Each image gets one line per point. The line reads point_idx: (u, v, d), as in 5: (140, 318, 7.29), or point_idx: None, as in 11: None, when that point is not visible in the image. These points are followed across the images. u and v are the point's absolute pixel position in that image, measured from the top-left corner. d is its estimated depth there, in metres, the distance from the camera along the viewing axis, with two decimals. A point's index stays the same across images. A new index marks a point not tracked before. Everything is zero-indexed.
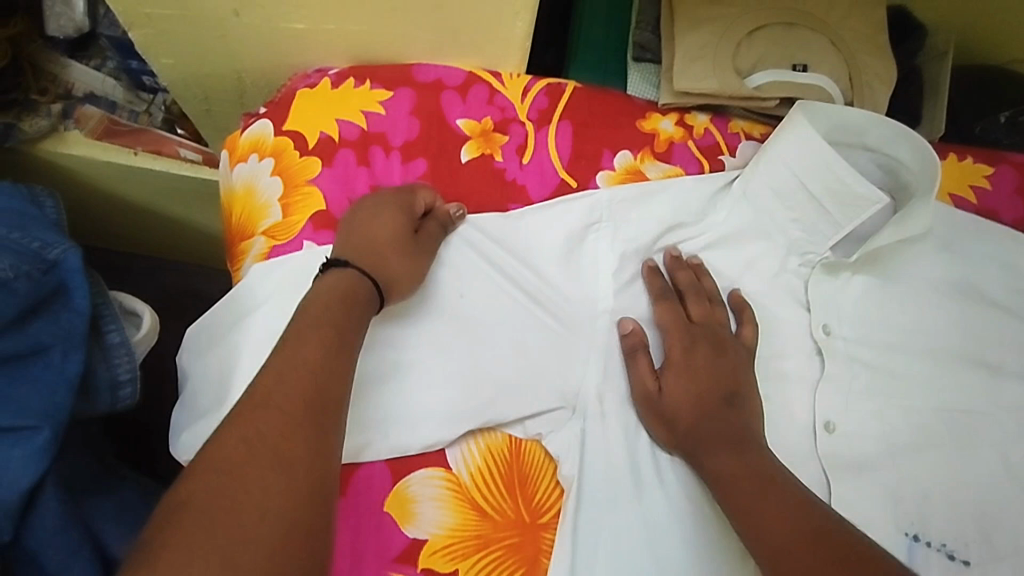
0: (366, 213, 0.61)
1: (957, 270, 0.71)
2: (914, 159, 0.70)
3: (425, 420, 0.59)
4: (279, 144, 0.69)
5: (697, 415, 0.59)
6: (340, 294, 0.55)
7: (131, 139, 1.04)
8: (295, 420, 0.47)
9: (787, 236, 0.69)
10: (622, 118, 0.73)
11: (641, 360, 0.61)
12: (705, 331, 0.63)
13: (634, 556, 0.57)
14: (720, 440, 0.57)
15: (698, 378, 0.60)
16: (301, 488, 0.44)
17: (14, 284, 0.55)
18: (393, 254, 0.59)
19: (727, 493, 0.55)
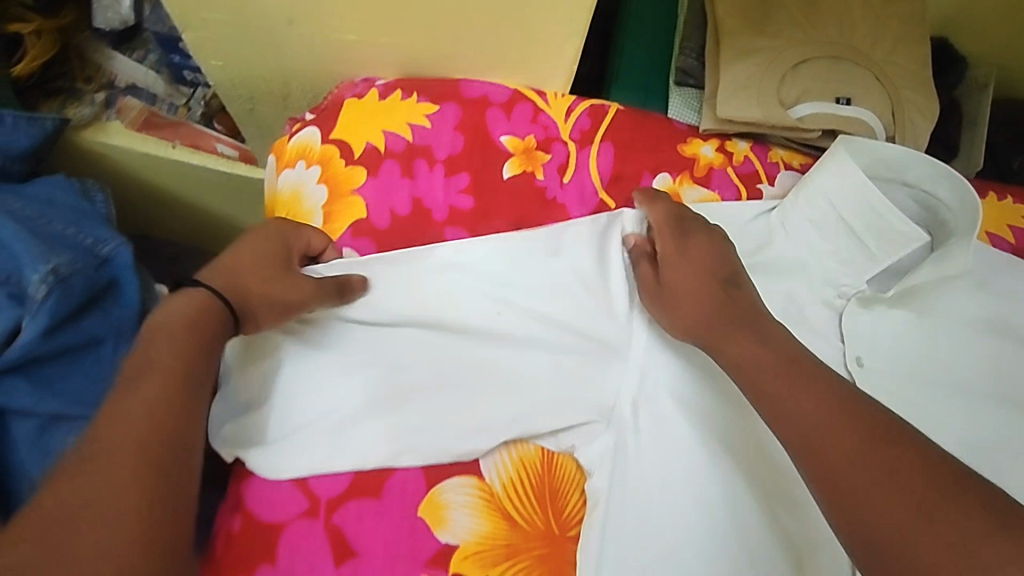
0: (240, 246, 0.62)
1: (990, 309, 0.72)
2: (958, 203, 0.70)
3: (453, 429, 0.61)
4: (326, 152, 0.71)
5: (708, 313, 0.60)
6: (200, 312, 0.56)
7: (169, 132, 1.07)
8: (160, 423, 0.50)
9: (823, 266, 0.70)
10: (663, 142, 0.74)
11: (642, 264, 0.65)
12: (697, 225, 0.66)
13: (660, 528, 0.60)
14: (735, 327, 0.58)
15: (701, 283, 0.62)
16: (130, 493, 0.46)
17: (72, 279, 0.58)
18: (263, 281, 0.60)
19: (757, 381, 0.55)
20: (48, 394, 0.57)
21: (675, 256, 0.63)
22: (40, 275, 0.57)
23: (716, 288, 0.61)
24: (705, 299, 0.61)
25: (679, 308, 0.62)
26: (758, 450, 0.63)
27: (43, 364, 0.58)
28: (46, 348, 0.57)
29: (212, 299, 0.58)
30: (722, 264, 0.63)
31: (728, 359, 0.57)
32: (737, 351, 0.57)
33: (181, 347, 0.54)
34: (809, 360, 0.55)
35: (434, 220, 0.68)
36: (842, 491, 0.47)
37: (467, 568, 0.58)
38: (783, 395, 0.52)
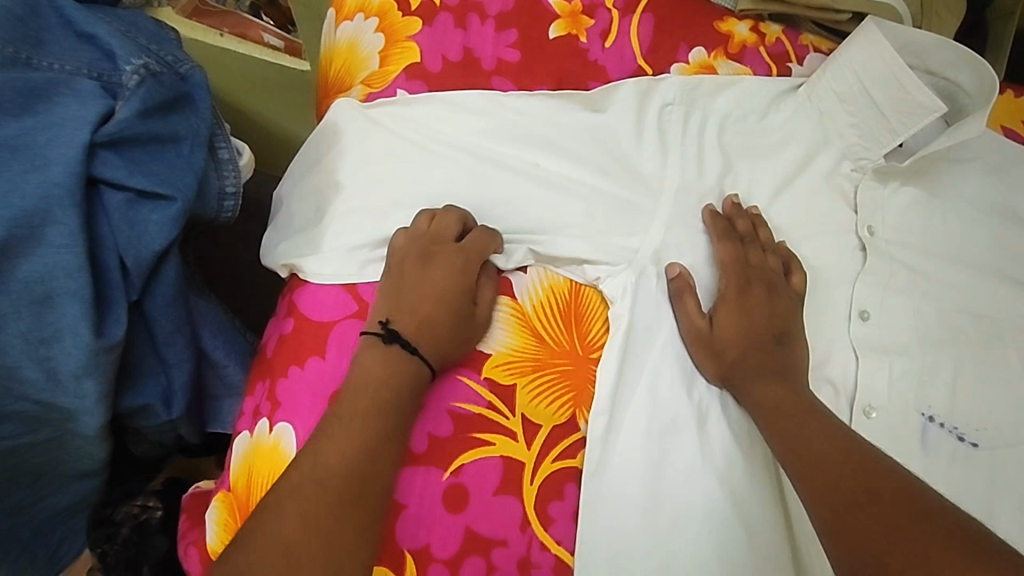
0: (423, 287, 0.61)
1: (997, 195, 0.76)
2: (976, 87, 0.74)
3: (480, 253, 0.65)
4: (384, 5, 0.75)
5: (743, 347, 0.63)
6: (393, 357, 0.58)
7: (219, 21, 1.04)
8: (384, 406, 0.56)
9: (844, 140, 0.74)
10: (700, 17, 0.78)
11: (688, 300, 0.65)
12: (760, 273, 0.67)
13: (672, 382, 0.63)
14: (764, 371, 0.62)
15: (752, 313, 0.65)
16: (351, 489, 0.51)
17: (161, 78, 0.62)
18: (440, 326, 0.60)
19: (771, 419, 0.60)
20: (138, 171, 0.59)
21: (736, 307, 0.65)
22: (133, 66, 0.60)
23: (766, 341, 0.64)
24: (752, 347, 0.63)
25: (725, 354, 0.63)
26: (782, 317, 0.65)
27: (131, 147, 0.59)
28: (139, 128, 0.59)
29: (397, 348, 0.58)
30: (777, 319, 0.65)
31: (750, 400, 0.61)
32: (759, 394, 0.61)
33: (386, 405, 0.56)
34: (827, 416, 0.60)
35: (483, 70, 0.72)
36: (819, 476, 0.55)
37: (497, 373, 0.63)
38: (800, 435, 0.58)
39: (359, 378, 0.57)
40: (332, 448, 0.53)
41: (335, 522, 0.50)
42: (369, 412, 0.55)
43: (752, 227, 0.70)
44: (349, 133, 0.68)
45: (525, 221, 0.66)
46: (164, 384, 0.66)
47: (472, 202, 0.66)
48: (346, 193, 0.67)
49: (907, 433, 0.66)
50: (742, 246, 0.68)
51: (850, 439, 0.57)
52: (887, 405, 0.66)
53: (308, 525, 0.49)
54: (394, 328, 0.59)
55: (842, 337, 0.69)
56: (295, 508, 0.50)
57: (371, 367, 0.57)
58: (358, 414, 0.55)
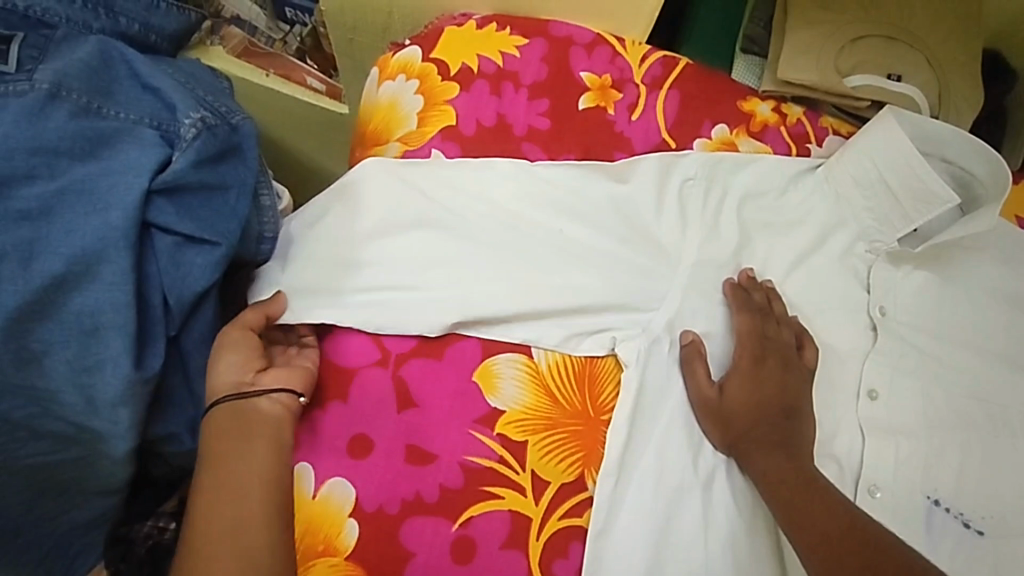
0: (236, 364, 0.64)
1: (1011, 282, 0.77)
2: (990, 178, 0.76)
3: (482, 308, 0.67)
4: (425, 69, 0.80)
5: (753, 417, 0.65)
6: (225, 432, 0.61)
7: (265, 62, 1.11)
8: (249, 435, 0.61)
9: (859, 222, 0.77)
10: (725, 96, 0.82)
11: (697, 366, 0.67)
12: (775, 349, 0.69)
13: (678, 448, 0.65)
14: (770, 446, 0.63)
15: (761, 387, 0.66)
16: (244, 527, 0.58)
17: (216, 130, 0.66)
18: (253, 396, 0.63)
19: (774, 493, 0.61)
20: (189, 218, 0.63)
21: (747, 376, 0.67)
22: (191, 120, 0.65)
23: (774, 414, 0.65)
24: (760, 419, 0.64)
25: (733, 422, 0.65)
26: (792, 394, 0.66)
27: (184, 195, 0.63)
28: (192, 178, 0.63)
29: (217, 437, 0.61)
30: (787, 395, 0.66)
31: (755, 470, 0.63)
32: (764, 467, 0.62)
33: (237, 462, 0.60)
34: (831, 489, 0.60)
35: (514, 135, 0.76)
36: (820, 546, 0.57)
37: (509, 430, 0.64)
38: (803, 507, 0.59)
39: (203, 449, 0.61)
40: (210, 498, 0.58)
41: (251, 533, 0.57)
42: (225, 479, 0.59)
43: (766, 300, 0.72)
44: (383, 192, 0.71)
45: (546, 286, 0.69)
46: (191, 414, 0.68)
47: (491, 260, 0.69)
48: (367, 249, 0.69)
49: (911, 516, 0.66)
50: (759, 318, 0.70)
51: (853, 518, 0.58)
52: (892, 486, 0.67)
53: (229, 544, 0.57)
54: (239, 391, 0.63)
55: (851, 413, 0.70)
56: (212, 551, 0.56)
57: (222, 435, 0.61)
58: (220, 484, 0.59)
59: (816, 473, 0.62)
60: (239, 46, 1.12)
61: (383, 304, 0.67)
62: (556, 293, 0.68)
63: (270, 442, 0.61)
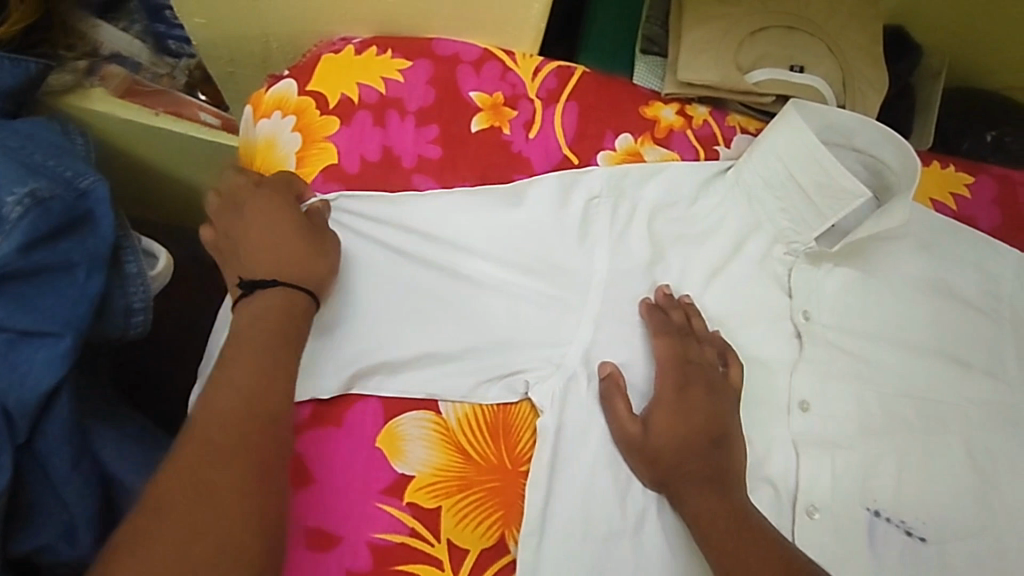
0: (274, 231, 0.60)
1: (934, 270, 0.75)
2: (900, 166, 0.74)
3: (379, 356, 0.62)
4: (302, 103, 0.74)
5: (680, 452, 0.60)
6: (260, 316, 0.56)
7: (152, 101, 0.96)
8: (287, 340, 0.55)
9: (774, 224, 0.73)
10: (626, 104, 0.77)
11: (618, 403, 0.62)
12: (698, 372, 0.64)
13: (604, 494, 0.61)
14: (699, 479, 0.59)
15: (686, 416, 0.62)
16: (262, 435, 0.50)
17: (50, 203, 0.58)
18: (293, 262, 0.59)
19: (704, 532, 0.57)
20: (21, 309, 0.56)
21: (671, 410, 0.62)
22: (17, 197, 0.57)
23: (702, 444, 0.61)
24: (689, 454, 0.60)
25: (660, 460, 0.60)
26: (718, 418, 0.62)
27: (17, 284, 0.57)
28: (21, 265, 0.56)
29: (268, 292, 0.57)
30: (714, 421, 0.62)
31: (686, 508, 0.58)
32: (695, 506, 0.58)
33: (256, 347, 0.53)
34: (764, 525, 0.57)
35: (403, 168, 0.70)
36: None
37: (420, 498, 0.59)
38: (733, 546, 0.55)
39: (235, 335, 0.54)
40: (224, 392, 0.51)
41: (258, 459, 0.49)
42: (251, 366, 0.52)
43: (685, 318, 0.68)
44: None
45: (448, 330, 0.64)
46: (65, 522, 0.61)
47: (390, 309, 0.64)
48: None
49: (851, 533, 0.64)
50: (679, 340, 0.66)
51: (786, 551, 0.54)
52: (830, 503, 0.64)
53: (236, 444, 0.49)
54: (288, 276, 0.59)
55: (783, 430, 0.67)
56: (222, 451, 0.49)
57: (257, 315, 0.56)
58: (251, 363, 0.53)
59: (752, 508, 0.59)
60: (122, 86, 0.98)
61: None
62: (457, 335, 0.64)
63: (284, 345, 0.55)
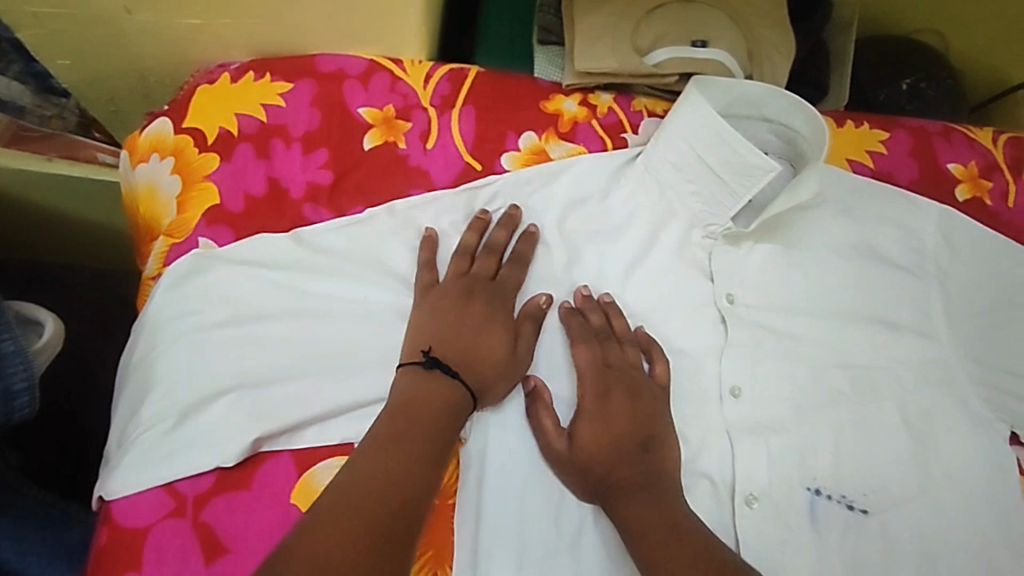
0: (446, 328, 0.61)
1: (855, 235, 0.74)
2: (811, 133, 0.72)
3: (283, 413, 0.60)
4: (180, 141, 0.69)
5: (608, 463, 0.58)
6: (416, 401, 0.57)
7: (44, 145, 0.92)
8: (455, 411, 0.58)
9: (688, 209, 0.71)
10: (526, 100, 0.74)
11: (544, 418, 0.60)
12: (619, 377, 0.62)
13: (538, 517, 0.59)
14: (632, 487, 0.57)
15: (612, 421, 0.60)
16: (403, 498, 0.52)
17: None
18: (487, 360, 0.61)
19: (639, 541, 0.54)
20: None
21: (597, 417, 0.60)
22: None
23: (632, 449, 0.59)
24: (620, 462, 0.58)
25: (591, 471, 0.58)
26: (649, 423, 0.60)
27: None
28: None
29: (440, 376, 0.59)
30: (641, 422, 0.60)
31: (620, 517, 0.56)
32: (630, 512, 0.56)
33: (426, 427, 0.56)
34: (697, 526, 0.55)
35: (292, 200, 0.67)
36: None
37: None
38: (663, 553, 0.53)
39: (395, 405, 0.57)
40: (375, 459, 0.54)
41: (388, 520, 0.51)
42: (411, 445, 0.55)
43: (605, 319, 0.65)
44: (154, 309, 0.63)
45: (349, 373, 0.62)
46: None
47: (289, 358, 0.62)
48: (149, 377, 0.61)
49: (792, 518, 0.63)
50: (597, 346, 0.64)
51: (713, 549, 0.53)
52: (769, 490, 0.63)
53: (376, 506, 0.51)
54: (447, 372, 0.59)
55: (716, 420, 0.66)
56: (352, 512, 0.50)
57: (415, 393, 0.58)
58: (404, 435, 0.55)
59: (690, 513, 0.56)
60: (6, 133, 0.91)
61: (162, 439, 0.59)
62: (361, 376, 0.62)
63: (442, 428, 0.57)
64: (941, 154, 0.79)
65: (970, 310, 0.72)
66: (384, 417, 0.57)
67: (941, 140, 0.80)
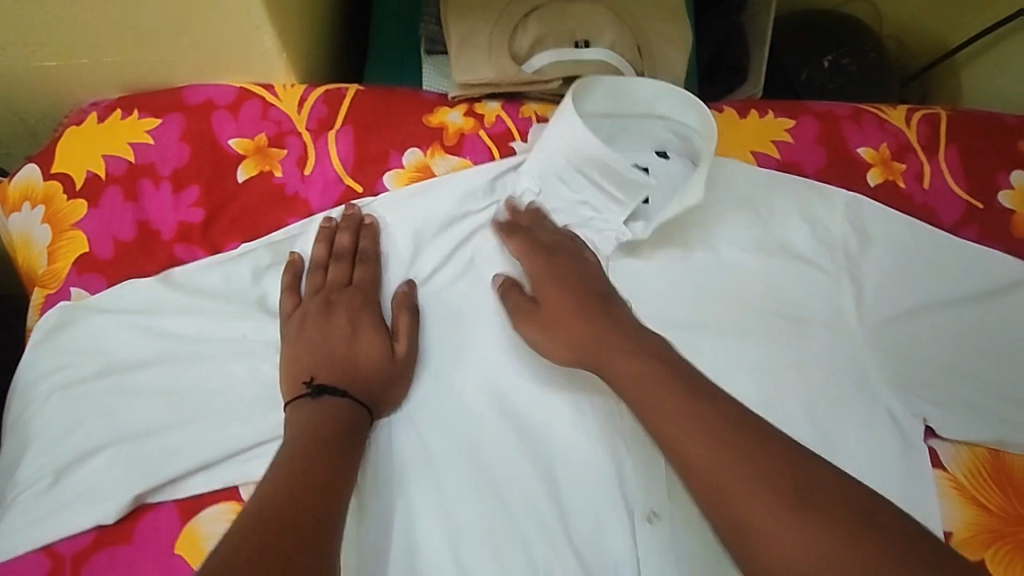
0: (317, 344, 0.59)
1: (763, 230, 0.71)
2: (703, 128, 0.69)
3: (156, 467, 0.57)
4: (49, 189, 0.66)
5: (580, 328, 0.60)
6: (304, 426, 0.55)
7: None
8: (355, 426, 0.56)
9: (578, 214, 0.69)
10: (408, 115, 0.71)
11: (512, 291, 0.63)
12: (561, 250, 0.65)
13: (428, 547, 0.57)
14: (604, 337, 0.58)
15: (569, 289, 0.62)
16: (315, 511, 0.49)
17: None
18: (368, 371, 0.59)
19: (631, 392, 0.55)
20: None
21: (549, 321, 0.61)
22: None
23: (594, 311, 0.60)
24: (583, 324, 0.60)
25: (559, 336, 0.60)
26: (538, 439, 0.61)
27: None
28: None
29: (326, 399, 0.56)
30: (594, 284, 0.63)
31: (615, 374, 0.57)
32: (613, 364, 0.57)
33: (324, 445, 0.53)
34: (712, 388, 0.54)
35: (163, 242, 0.65)
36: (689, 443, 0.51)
37: None
38: (676, 424, 0.52)
39: (291, 434, 0.55)
40: (278, 484, 0.50)
41: (304, 533, 0.47)
42: (314, 461, 0.52)
43: (538, 219, 0.67)
44: (28, 367, 0.61)
45: (225, 418, 0.59)
46: None
47: (165, 407, 0.59)
48: (22, 439, 0.59)
49: (697, 525, 0.59)
50: (530, 235, 0.66)
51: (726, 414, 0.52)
52: (672, 504, 0.60)
53: (286, 521, 0.47)
54: (316, 392, 0.57)
55: (610, 427, 0.62)
56: (259, 532, 0.46)
57: (304, 419, 0.55)
58: (303, 456, 0.52)
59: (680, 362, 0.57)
60: None
61: (37, 501, 0.57)
62: (234, 417, 0.59)
63: (338, 446, 0.54)
64: (850, 138, 0.76)
65: (882, 298, 0.69)
66: (285, 446, 0.54)
67: (849, 123, 0.77)
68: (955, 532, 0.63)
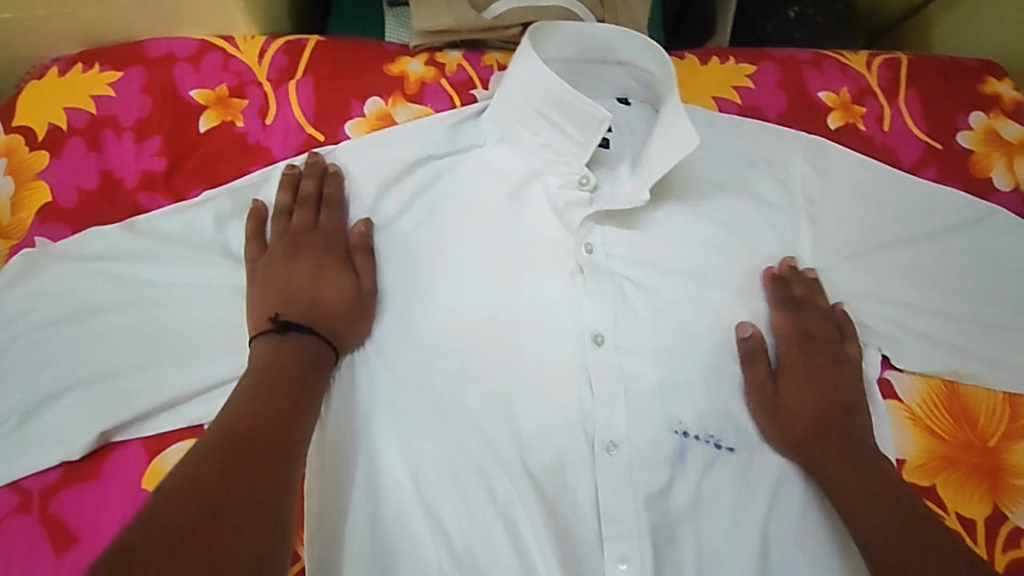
0: (283, 284, 0.60)
1: (726, 169, 0.71)
2: (661, 72, 0.69)
3: (122, 406, 0.58)
4: (11, 141, 0.67)
5: (810, 417, 0.63)
6: (268, 359, 0.56)
7: None
8: (318, 358, 0.58)
9: (539, 156, 0.67)
10: (369, 66, 0.72)
11: (760, 361, 0.64)
12: (825, 343, 0.66)
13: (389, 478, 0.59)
14: (829, 416, 0.63)
15: (825, 387, 0.64)
16: (280, 435, 0.50)
17: None
18: (333, 308, 0.60)
19: (831, 470, 0.61)
20: None
21: (807, 383, 0.64)
22: None
23: (836, 414, 0.64)
24: (824, 419, 0.63)
25: (798, 425, 0.63)
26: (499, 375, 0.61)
27: None
28: None
29: (290, 337, 0.57)
30: (845, 381, 0.65)
31: (820, 474, 0.62)
32: (807, 420, 0.63)
33: (287, 376, 0.55)
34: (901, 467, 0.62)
35: (126, 191, 0.66)
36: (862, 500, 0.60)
37: None
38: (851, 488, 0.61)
39: (254, 365, 0.56)
40: (243, 409, 0.51)
41: (271, 456, 0.48)
42: (277, 389, 0.53)
43: (810, 291, 0.67)
44: None
45: (187, 358, 0.60)
46: None
47: (130, 350, 0.60)
48: None
49: (656, 457, 0.61)
50: (800, 313, 0.66)
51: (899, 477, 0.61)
52: (630, 436, 0.61)
53: (252, 444, 0.49)
54: (279, 333, 0.58)
55: (575, 363, 0.63)
56: (226, 452, 0.47)
57: (269, 353, 0.56)
58: (267, 385, 0.53)
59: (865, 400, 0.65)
60: None
61: (4, 441, 0.58)
62: (196, 357, 0.60)
63: (301, 377, 0.55)
64: (811, 83, 0.77)
65: (840, 236, 0.70)
66: (250, 376, 0.55)
67: (810, 69, 0.77)
68: (907, 460, 0.66)
